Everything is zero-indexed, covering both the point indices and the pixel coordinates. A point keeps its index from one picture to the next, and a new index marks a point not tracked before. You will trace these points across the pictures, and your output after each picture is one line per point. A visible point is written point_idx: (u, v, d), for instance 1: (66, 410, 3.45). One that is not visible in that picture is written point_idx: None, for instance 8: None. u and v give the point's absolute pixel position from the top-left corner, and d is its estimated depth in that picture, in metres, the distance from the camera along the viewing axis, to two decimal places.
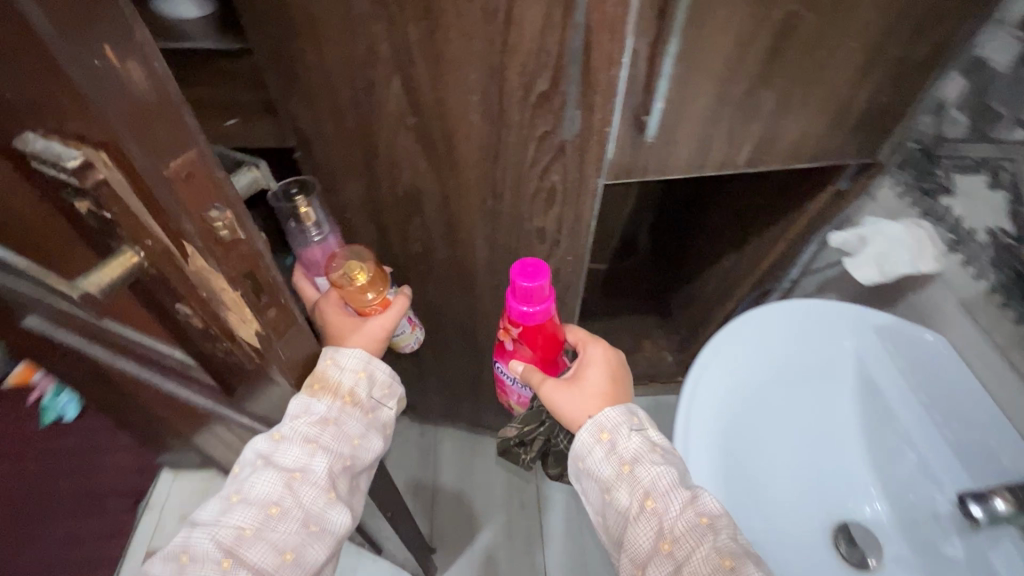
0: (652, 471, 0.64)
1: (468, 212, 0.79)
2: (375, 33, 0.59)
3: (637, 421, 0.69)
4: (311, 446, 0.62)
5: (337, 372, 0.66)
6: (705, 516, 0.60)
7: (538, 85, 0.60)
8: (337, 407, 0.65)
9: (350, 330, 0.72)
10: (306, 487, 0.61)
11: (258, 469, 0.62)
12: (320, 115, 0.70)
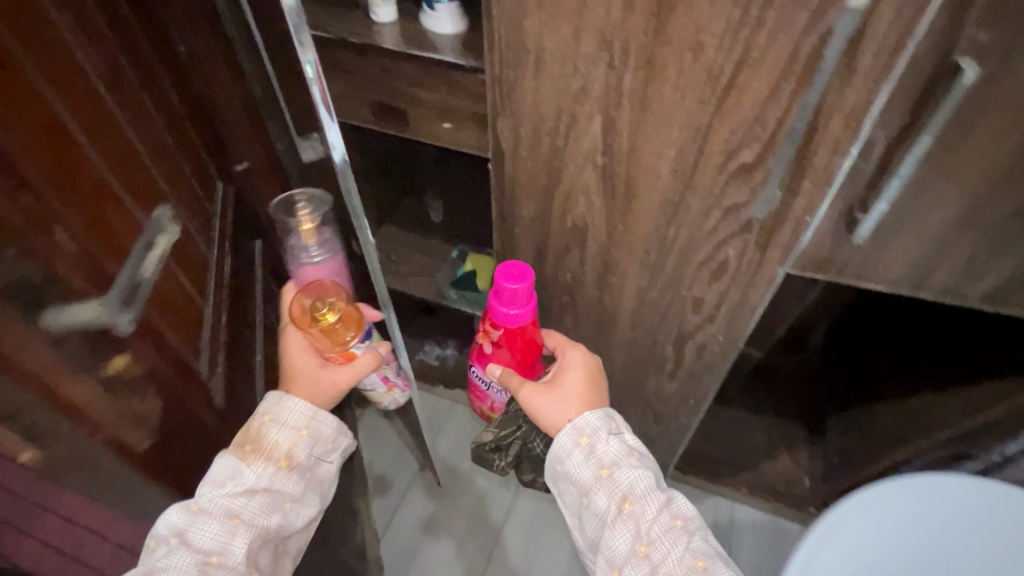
0: (629, 473, 0.71)
1: (627, 260, 0.78)
2: (593, 73, 0.61)
3: (615, 426, 0.77)
4: (234, 521, 0.59)
5: (271, 433, 0.65)
6: (678, 517, 0.69)
7: (742, 155, 0.57)
8: (268, 474, 0.63)
9: (299, 384, 0.70)
10: (224, 570, 0.57)
11: (171, 550, 0.54)
12: (520, 136, 0.75)
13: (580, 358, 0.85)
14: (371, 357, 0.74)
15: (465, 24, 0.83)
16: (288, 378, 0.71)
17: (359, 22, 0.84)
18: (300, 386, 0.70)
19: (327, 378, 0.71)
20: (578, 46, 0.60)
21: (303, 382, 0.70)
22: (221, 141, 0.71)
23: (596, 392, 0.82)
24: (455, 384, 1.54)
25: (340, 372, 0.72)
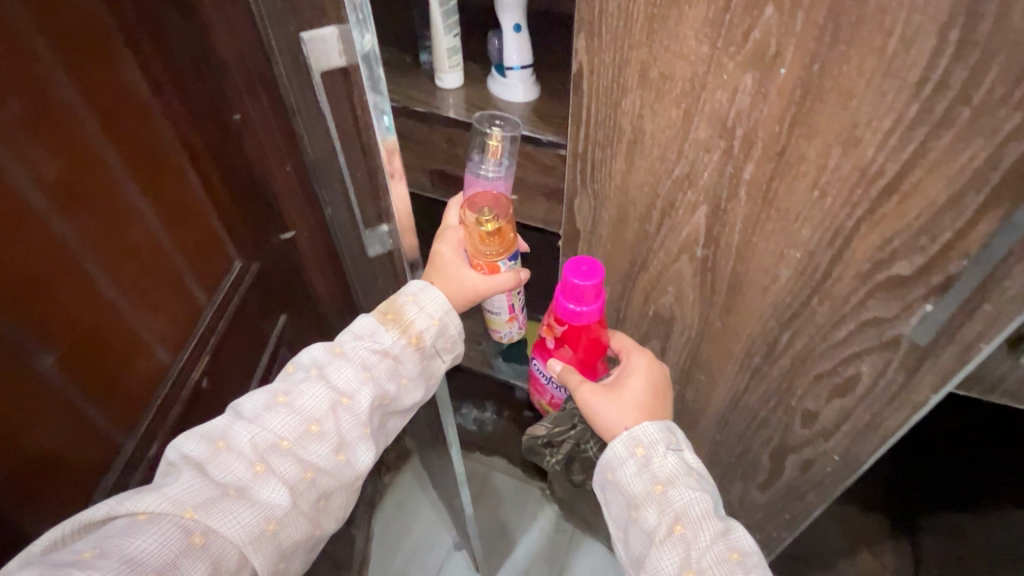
0: (687, 492, 0.57)
1: (721, 359, 0.68)
2: (704, 160, 0.53)
3: (676, 442, 0.61)
4: (365, 374, 0.59)
5: (411, 311, 0.63)
6: (737, 552, 0.53)
7: (896, 267, 0.47)
8: (400, 344, 0.62)
9: (449, 273, 0.67)
10: (345, 417, 0.57)
11: (308, 383, 0.57)
12: (603, 217, 0.67)
13: (643, 366, 0.67)
14: (512, 276, 0.68)
15: (539, 92, 0.76)
16: (435, 275, 0.67)
17: (425, 87, 0.79)
18: (445, 286, 0.67)
19: (469, 282, 0.67)
20: (689, 129, 0.52)
21: (448, 283, 0.67)
22: (274, 215, 0.71)
23: (663, 403, 0.66)
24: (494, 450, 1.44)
25: (482, 281, 0.67)
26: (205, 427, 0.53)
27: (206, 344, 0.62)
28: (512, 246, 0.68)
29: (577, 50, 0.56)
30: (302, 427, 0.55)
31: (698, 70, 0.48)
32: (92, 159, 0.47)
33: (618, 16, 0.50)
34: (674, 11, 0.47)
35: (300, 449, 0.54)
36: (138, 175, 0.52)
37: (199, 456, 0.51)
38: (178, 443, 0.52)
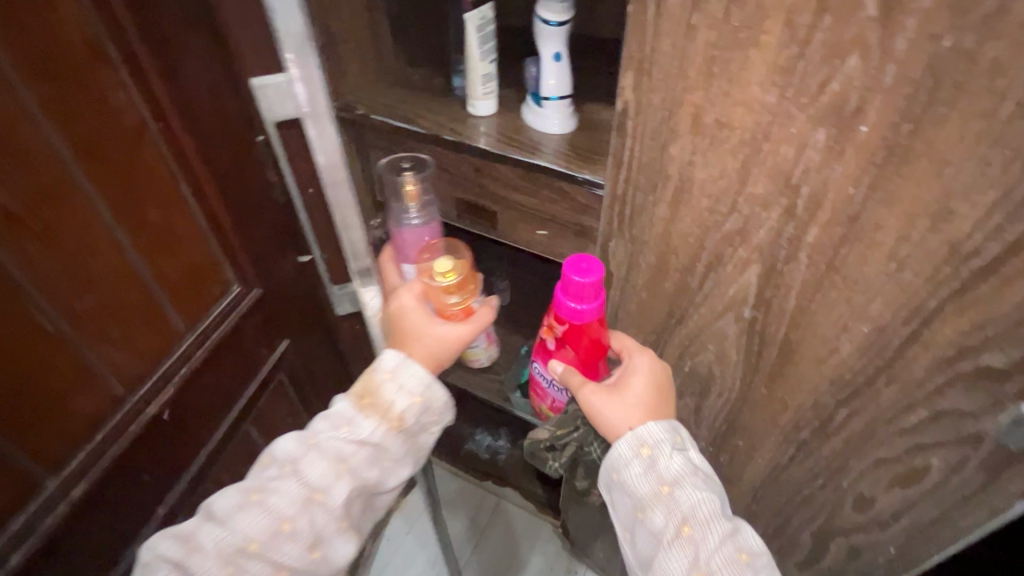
0: (695, 495, 0.53)
1: (763, 428, 0.62)
2: (760, 216, 0.48)
3: (682, 443, 0.57)
4: (340, 466, 0.55)
5: (391, 390, 0.58)
6: (747, 555, 0.51)
7: (986, 356, 0.41)
8: (381, 431, 0.58)
9: (419, 336, 0.63)
10: (321, 513, 0.54)
11: (280, 478, 0.54)
12: (639, 265, 0.62)
13: (647, 366, 0.61)
14: (487, 311, 0.67)
15: (575, 124, 0.72)
16: (405, 342, 0.63)
17: (455, 114, 0.75)
18: (421, 346, 0.62)
19: (445, 335, 0.63)
20: (745, 183, 0.47)
21: (423, 343, 0.62)
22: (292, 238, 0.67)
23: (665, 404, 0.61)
24: (505, 481, 1.39)
25: (457, 337, 0.63)
26: (177, 527, 0.52)
27: (175, 375, 0.57)
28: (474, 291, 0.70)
29: (622, 88, 0.51)
30: (273, 526, 0.53)
31: (760, 120, 0.43)
32: (43, 160, 0.42)
33: (671, 55, 0.46)
34: (737, 54, 0.42)
35: (270, 550, 0.52)
36: (111, 185, 0.47)
37: (173, 557, 0.51)
38: (152, 544, 0.51)
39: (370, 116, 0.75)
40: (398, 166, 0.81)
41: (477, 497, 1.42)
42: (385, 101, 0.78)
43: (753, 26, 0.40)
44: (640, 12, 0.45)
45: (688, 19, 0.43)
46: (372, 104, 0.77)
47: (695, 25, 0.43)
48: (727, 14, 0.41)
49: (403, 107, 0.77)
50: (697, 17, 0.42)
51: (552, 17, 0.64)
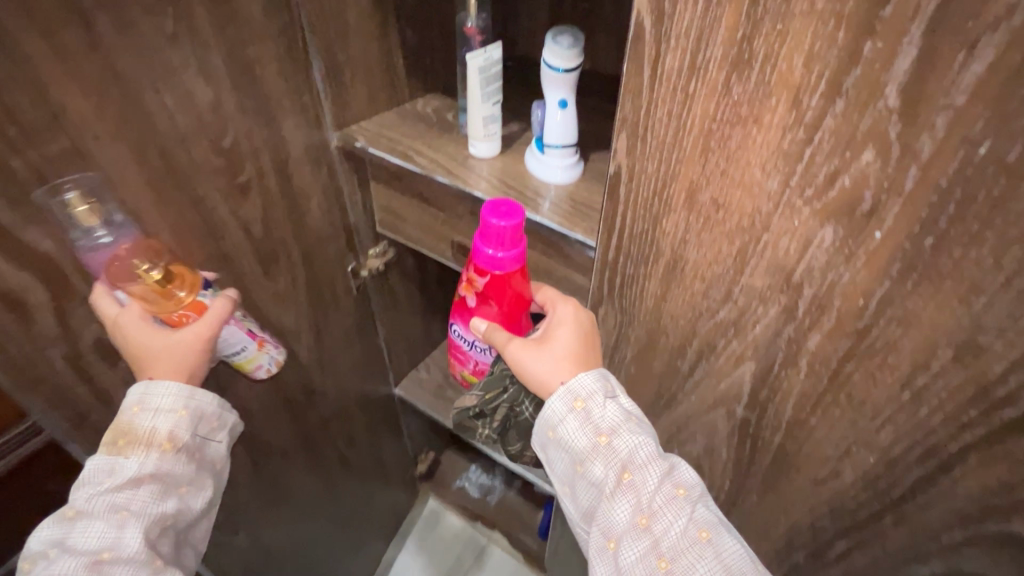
0: (632, 441, 0.50)
1: (753, 538, 0.54)
2: (756, 311, 0.42)
3: (614, 389, 0.52)
4: (120, 514, 0.47)
5: (148, 420, 0.50)
6: (684, 489, 0.49)
7: (1015, 520, 0.34)
8: (154, 458, 0.49)
9: (151, 353, 0.50)
10: (119, 569, 0.45)
11: (53, 560, 0.45)
12: (627, 336, 0.56)
13: (573, 318, 0.55)
14: (221, 302, 0.54)
15: (579, 174, 0.67)
16: (134, 361, 0.49)
17: (455, 153, 0.72)
18: (162, 364, 0.50)
19: (187, 339, 0.52)
20: (741, 272, 0.41)
21: (159, 355, 0.50)
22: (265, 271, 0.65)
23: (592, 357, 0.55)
24: (492, 524, 1.32)
25: (198, 324, 0.52)
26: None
27: None
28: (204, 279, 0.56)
29: (614, 150, 0.46)
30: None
31: (760, 207, 0.38)
32: None
33: (667, 122, 0.41)
34: (737, 131, 0.36)
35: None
36: None
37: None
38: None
39: (367, 149, 0.72)
40: (395, 200, 0.78)
41: (463, 539, 1.35)
42: (387, 134, 0.75)
43: (755, 102, 0.34)
44: (635, 72, 0.41)
45: (686, 86, 0.38)
46: (373, 135, 0.74)
47: (692, 94, 0.38)
48: (727, 87, 0.36)
49: (404, 141, 0.74)
50: (696, 85, 0.37)
51: (559, 65, 0.59)
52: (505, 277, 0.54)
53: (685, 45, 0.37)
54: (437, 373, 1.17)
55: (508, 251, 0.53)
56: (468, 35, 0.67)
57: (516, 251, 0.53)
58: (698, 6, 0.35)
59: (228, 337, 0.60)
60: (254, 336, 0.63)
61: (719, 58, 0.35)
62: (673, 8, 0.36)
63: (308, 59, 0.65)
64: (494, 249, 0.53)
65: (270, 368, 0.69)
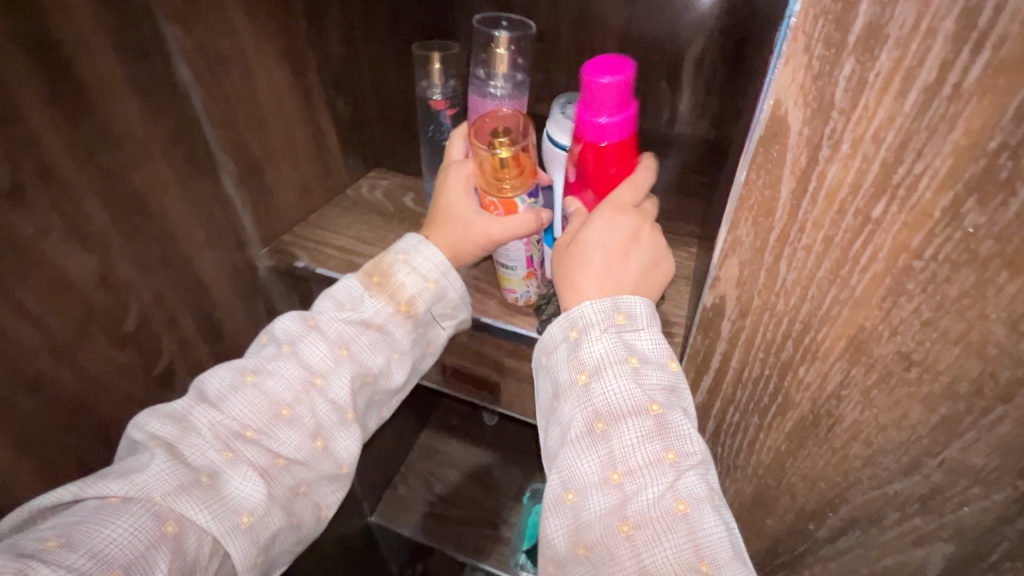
0: (626, 387, 0.36)
1: None
2: (966, 492, 0.30)
3: (630, 321, 0.38)
4: (342, 351, 0.43)
5: (402, 272, 0.45)
6: (676, 453, 0.34)
7: None
8: (386, 313, 0.44)
9: (447, 218, 0.45)
10: (320, 403, 0.42)
11: (279, 358, 0.43)
12: (724, 489, 0.43)
13: (609, 221, 0.40)
14: (530, 217, 0.43)
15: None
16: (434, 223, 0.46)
17: None
18: (452, 233, 0.45)
19: (479, 227, 0.43)
20: (943, 445, 0.29)
21: (455, 225, 0.44)
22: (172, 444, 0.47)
23: (642, 268, 0.40)
24: None
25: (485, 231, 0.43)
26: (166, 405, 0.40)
27: None
28: (533, 178, 0.44)
29: (715, 278, 0.33)
30: (271, 414, 0.41)
31: (996, 374, 0.26)
32: None
33: (820, 253, 0.28)
34: (965, 274, 0.24)
35: (269, 435, 0.41)
36: None
37: (166, 435, 0.38)
38: (139, 423, 0.39)
39: (315, 270, 0.53)
40: None
41: None
42: (335, 241, 0.56)
43: (1009, 239, 0.23)
44: (763, 184, 0.28)
45: (864, 208, 0.25)
46: (317, 247, 0.55)
47: (878, 220, 0.25)
48: (952, 216, 0.23)
49: (360, 249, 0.56)
50: (885, 209, 0.25)
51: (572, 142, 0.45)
52: (603, 155, 0.41)
53: (871, 154, 0.24)
54: (417, 483, 0.96)
55: (608, 113, 0.39)
56: (438, 110, 0.51)
57: (624, 119, 0.39)
58: (905, 102, 0.22)
59: (509, 254, 0.46)
60: (533, 265, 0.48)
61: (941, 175, 0.23)
62: (849, 102, 0.24)
63: (216, 162, 0.47)
64: (601, 113, 0.39)
65: (524, 298, 0.50)
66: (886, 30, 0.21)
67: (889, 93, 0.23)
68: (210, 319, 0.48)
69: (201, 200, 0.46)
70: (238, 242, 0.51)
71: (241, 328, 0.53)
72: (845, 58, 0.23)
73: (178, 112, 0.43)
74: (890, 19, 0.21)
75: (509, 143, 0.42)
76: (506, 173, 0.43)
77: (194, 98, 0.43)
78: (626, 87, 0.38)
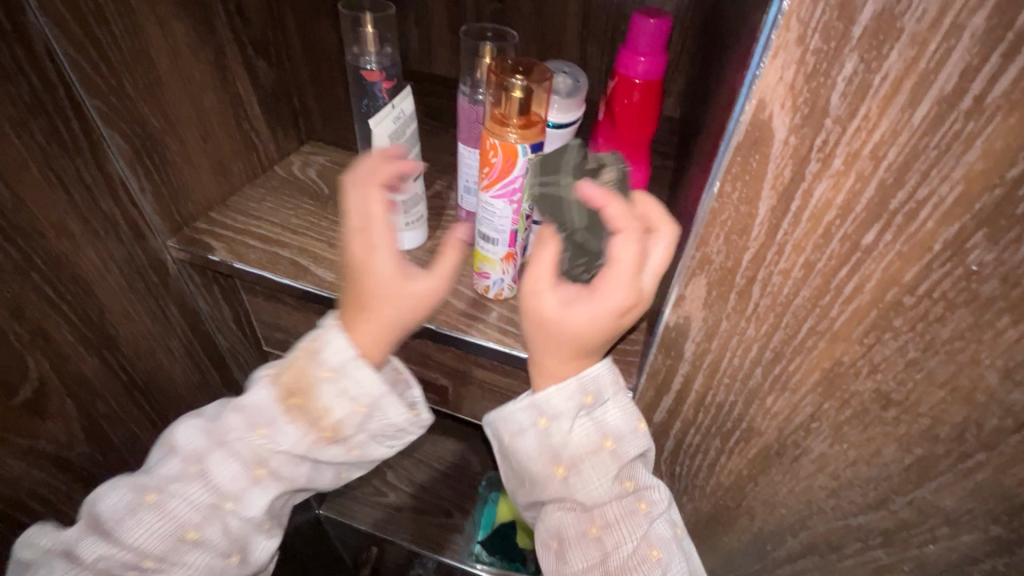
0: (602, 474, 0.33)
1: None
2: (935, 531, 0.29)
3: (596, 402, 0.34)
4: (257, 470, 0.36)
5: (327, 393, 0.35)
6: (645, 503, 0.34)
7: None
8: (307, 441, 0.36)
9: (381, 296, 0.34)
10: (232, 521, 0.36)
11: (181, 478, 0.35)
12: (682, 505, 0.39)
13: (611, 313, 0.30)
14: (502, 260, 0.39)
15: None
16: (361, 309, 0.35)
17: None
18: (394, 309, 0.34)
19: (413, 292, 0.34)
20: (917, 485, 0.27)
21: (392, 299, 0.34)
22: (47, 465, 0.40)
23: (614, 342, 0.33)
24: None
25: (433, 270, 0.34)
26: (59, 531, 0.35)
27: None
28: (529, 138, 0.35)
29: (678, 297, 0.28)
30: (172, 538, 0.35)
31: (982, 422, 0.24)
32: None
33: (799, 279, 0.24)
34: (961, 315, 0.22)
35: (172, 561, 0.35)
36: None
37: (59, 556, 0.34)
38: (31, 540, 0.35)
39: (234, 265, 0.46)
40: (282, 318, 0.52)
41: None
42: (258, 229, 0.49)
43: (1018, 280, 0.20)
44: (739, 198, 0.23)
45: (854, 234, 0.22)
46: (232, 238, 0.48)
47: (868, 249, 0.22)
48: (955, 250, 0.20)
49: (288, 239, 0.49)
50: (878, 237, 0.21)
51: (552, 117, 0.40)
52: (629, 98, 0.41)
53: (867, 172, 0.20)
54: (371, 473, 0.82)
55: (643, 54, 0.39)
56: (372, 83, 0.43)
57: (654, 65, 0.40)
58: (914, 115, 0.18)
59: (493, 215, 0.38)
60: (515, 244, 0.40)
61: (947, 204, 0.19)
62: (848, 109, 0.19)
63: (99, 140, 0.39)
64: (636, 54, 0.40)
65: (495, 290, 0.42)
66: (900, 24, 0.17)
67: (897, 102, 0.18)
68: (99, 324, 0.42)
69: (81, 186, 0.38)
70: (134, 231, 0.44)
71: (137, 329, 0.45)
72: (846, 55, 0.18)
73: (37, 78, 0.34)
74: (906, 9, 0.17)
75: (525, 78, 0.34)
76: (517, 116, 0.35)
77: (60, 62, 0.35)
78: (660, 32, 0.39)
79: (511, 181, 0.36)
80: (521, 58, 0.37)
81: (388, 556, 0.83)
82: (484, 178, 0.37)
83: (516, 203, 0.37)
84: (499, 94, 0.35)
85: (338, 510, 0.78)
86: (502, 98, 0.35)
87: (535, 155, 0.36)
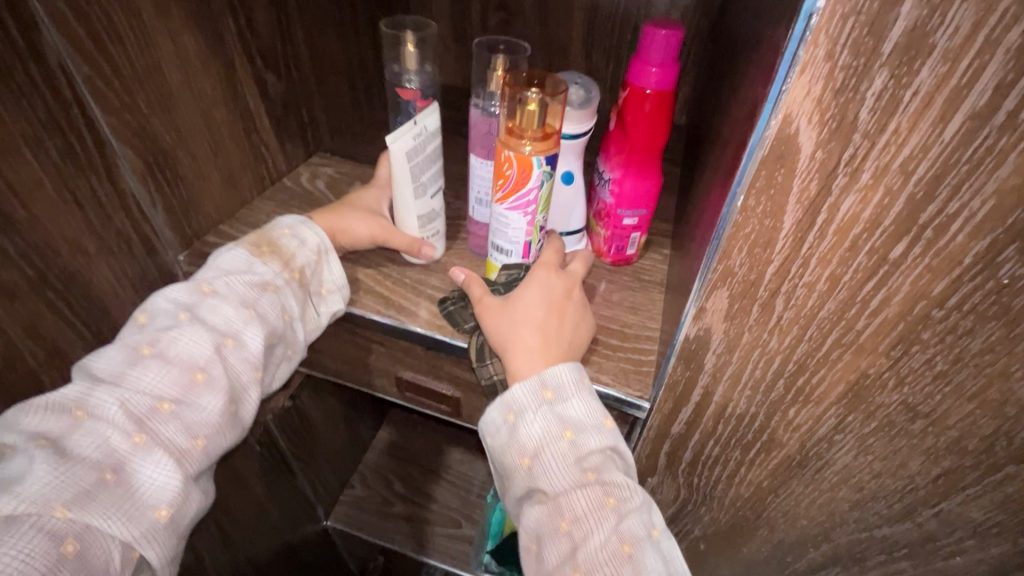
0: (563, 461, 0.32)
1: None
2: (961, 542, 0.29)
3: (557, 394, 0.34)
4: (249, 311, 0.36)
5: (292, 242, 0.40)
6: (612, 494, 0.31)
7: None
8: (281, 280, 0.39)
9: (349, 207, 0.45)
10: (240, 364, 0.35)
11: (177, 327, 0.34)
12: (699, 516, 0.39)
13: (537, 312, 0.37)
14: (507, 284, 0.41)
15: (591, 271, 0.46)
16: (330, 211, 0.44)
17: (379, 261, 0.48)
18: (349, 221, 0.44)
19: (363, 230, 0.44)
20: (943, 497, 0.28)
21: (358, 214, 0.45)
22: None
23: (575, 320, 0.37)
24: None
25: (386, 229, 0.44)
26: (47, 395, 0.30)
27: None
28: (545, 151, 0.35)
29: (699, 310, 0.28)
30: (182, 381, 0.33)
31: (1011, 434, 0.24)
32: None
33: (824, 292, 0.24)
34: (992, 328, 0.22)
35: (186, 407, 0.33)
36: None
37: (52, 429, 0.29)
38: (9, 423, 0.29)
39: None
40: None
41: None
42: None
43: None
44: (763, 213, 0.23)
45: (882, 247, 0.22)
46: None
47: (896, 262, 0.22)
48: (986, 263, 0.20)
49: None
50: (907, 251, 0.21)
51: (565, 129, 0.40)
52: (641, 109, 0.41)
53: (896, 186, 0.20)
54: (377, 483, 0.82)
55: (655, 64, 0.39)
56: (405, 101, 0.43)
57: (666, 75, 0.40)
58: (945, 130, 0.18)
59: (507, 225, 0.39)
60: (529, 254, 0.41)
61: (979, 218, 0.20)
62: (877, 124, 0.19)
63: (112, 158, 0.39)
64: (648, 65, 0.40)
65: None
66: (932, 40, 0.17)
67: (928, 117, 0.18)
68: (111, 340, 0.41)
69: (95, 204, 0.38)
70: (145, 246, 0.44)
71: None
72: (876, 71, 0.18)
73: (52, 95, 0.34)
74: (940, 25, 0.17)
75: (540, 91, 0.34)
76: (532, 129, 0.35)
77: (74, 79, 0.35)
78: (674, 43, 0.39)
79: (526, 193, 0.37)
80: (532, 70, 0.37)
81: (395, 567, 0.82)
82: (499, 190, 0.37)
83: (529, 214, 0.38)
84: (515, 107, 0.35)
85: (346, 520, 0.78)
86: (516, 110, 0.35)
87: (550, 167, 0.36)
